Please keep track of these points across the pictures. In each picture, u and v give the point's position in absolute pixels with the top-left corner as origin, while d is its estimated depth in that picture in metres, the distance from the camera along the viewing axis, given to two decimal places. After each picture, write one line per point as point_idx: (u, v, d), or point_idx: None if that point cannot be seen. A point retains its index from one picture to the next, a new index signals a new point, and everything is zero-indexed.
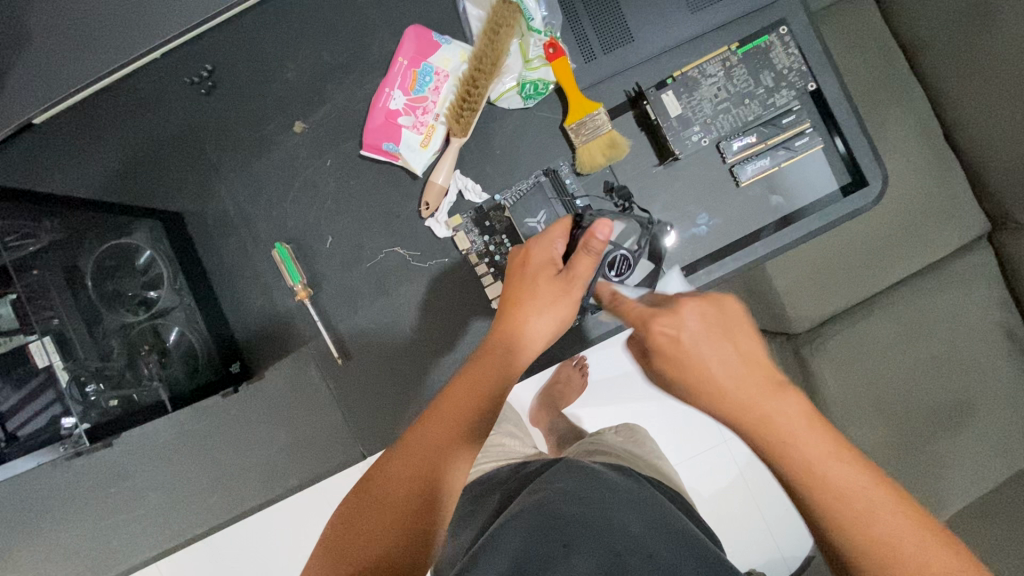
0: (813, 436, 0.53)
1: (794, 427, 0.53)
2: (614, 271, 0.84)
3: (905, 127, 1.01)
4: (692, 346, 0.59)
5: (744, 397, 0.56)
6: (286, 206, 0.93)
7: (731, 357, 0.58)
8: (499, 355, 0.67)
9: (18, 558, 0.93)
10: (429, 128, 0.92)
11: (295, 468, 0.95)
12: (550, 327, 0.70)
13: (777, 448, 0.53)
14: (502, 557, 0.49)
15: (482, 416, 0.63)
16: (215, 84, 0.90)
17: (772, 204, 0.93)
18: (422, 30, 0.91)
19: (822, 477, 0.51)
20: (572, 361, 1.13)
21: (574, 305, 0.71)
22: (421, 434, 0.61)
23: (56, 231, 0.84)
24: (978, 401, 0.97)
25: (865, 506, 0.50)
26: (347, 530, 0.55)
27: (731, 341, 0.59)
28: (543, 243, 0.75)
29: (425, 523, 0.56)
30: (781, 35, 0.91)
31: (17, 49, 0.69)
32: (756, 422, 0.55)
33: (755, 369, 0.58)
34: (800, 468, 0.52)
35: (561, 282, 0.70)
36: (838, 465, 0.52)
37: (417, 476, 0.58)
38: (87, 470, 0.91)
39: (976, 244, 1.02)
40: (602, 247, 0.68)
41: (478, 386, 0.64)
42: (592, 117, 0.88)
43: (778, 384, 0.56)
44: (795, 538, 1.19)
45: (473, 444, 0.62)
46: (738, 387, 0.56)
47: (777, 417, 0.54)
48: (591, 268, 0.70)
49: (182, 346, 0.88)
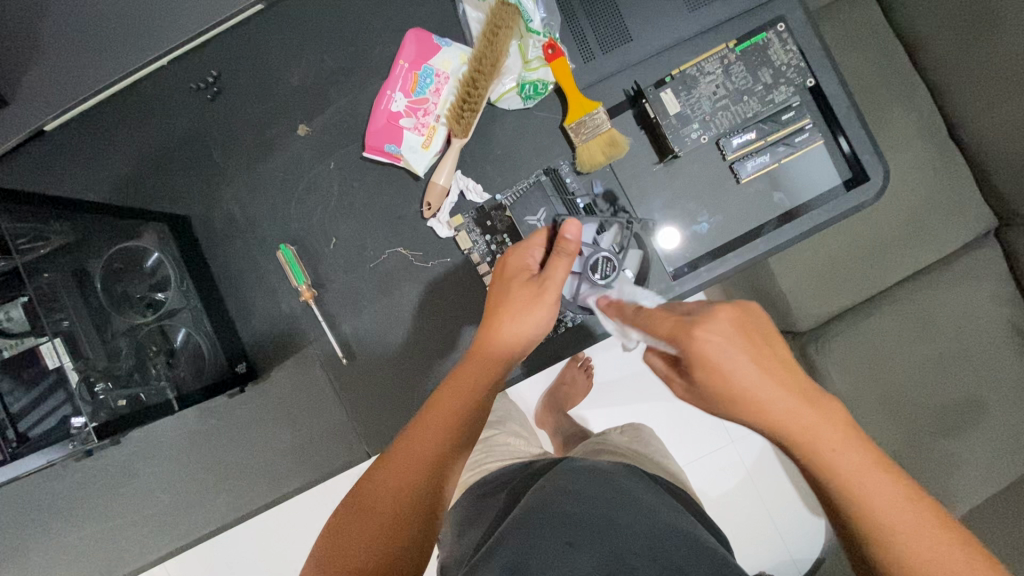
0: (854, 450, 0.54)
1: (832, 440, 0.53)
2: (599, 275, 0.83)
3: (908, 123, 1.01)
4: (728, 355, 0.55)
5: (785, 406, 0.55)
6: (290, 209, 0.95)
7: (775, 368, 0.56)
8: (482, 363, 0.67)
9: (30, 558, 0.94)
10: (430, 129, 0.93)
11: (301, 468, 0.96)
12: (529, 331, 0.69)
13: (825, 467, 0.54)
14: (504, 556, 0.49)
15: (468, 422, 0.63)
16: (221, 90, 0.92)
17: (775, 200, 0.93)
18: (423, 34, 0.92)
19: (865, 492, 0.52)
20: (577, 360, 1.16)
21: (551, 307, 0.69)
22: (405, 444, 0.61)
23: (66, 233, 0.82)
24: (988, 398, 0.96)
25: (904, 513, 0.51)
26: (343, 536, 0.56)
27: (767, 347, 0.57)
28: (519, 252, 0.75)
29: (412, 527, 0.57)
30: (779, 32, 0.91)
31: (30, 60, 0.71)
32: (797, 432, 0.54)
33: (795, 381, 0.56)
34: (840, 483, 0.53)
35: (535, 287, 0.70)
36: (875, 476, 0.53)
37: (402, 483, 0.59)
38: (98, 469, 0.93)
39: (983, 240, 1.02)
40: (574, 248, 0.71)
41: (461, 393, 0.64)
42: (592, 116, 0.88)
43: (815, 394, 0.56)
44: (805, 540, 1.18)
45: (461, 447, 0.62)
46: (788, 402, 0.54)
47: (819, 430, 0.54)
48: (567, 269, 0.70)
49: (189, 347, 0.90)
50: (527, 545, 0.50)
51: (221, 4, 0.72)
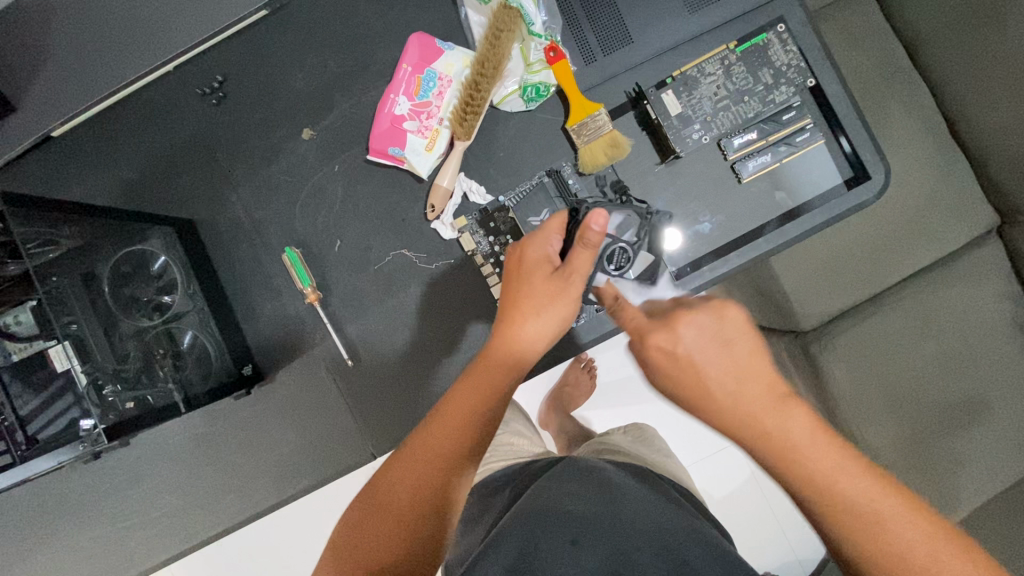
0: (825, 451, 0.54)
1: (799, 443, 0.54)
2: (612, 265, 0.87)
3: (908, 122, 1.01)
4: (687, 360, 0.59)
5: (748, 414, 0.56)
6: (295, 212, 0.95)
7: (735, 373, 0.58)
8: (502, 359, 0.67)
9: (37, 560, 0.95)
10: (434, 132, 0.94)
11: (307, 469, 0.97)
12: (552, 327, 0.69)
13: (797, 473, 0.54)
14: (506, 555, 0.49)
15: (487, 419, 0.63)
16: (226, 94, 0.93)
17: (776, 199, 0.93)
18: (426, 37, 0.93)
19: (841, 496, 0.52)
20: (580, 361, 1.15)
21: (573, 302, 0.69)
22: (419, 445, 0.61)
23: (75, 237, 0.83)
24: (991, 395, 0.96)
25: (877, 510, 0.51)
26: (352, 537, 0.58)
27: (732, 353, 0.58)
28: (538, 241, 0.74)
29: (420, 532, 0.57)
30: (779, 32, 0.92)
31: (36, 66, 0.72)
32: (761, 438, 0.55)
33: (758, 383, 0.57)
34: (813, 488, 0.53)
35: (558, 280, 0.69)
36: (845, 476, 0.53)
37: (413, 487, 0.59)
38: (106, 471, 0.94)
39: (986, 237, 1.02)
40: (598, 239, 0.67)
41: (481, 390, 0.64)
42: (594, 117, 0.89)
43: (776, 393, 0.57)
44: (810, 539, 1.18)
45: (479, 447, 0.62)
46: (747, 406, 0.56)
47: (784, 433, 0.55)
48: (588, 261, 0.69)
49: (197, 350, 0.90)
50: (529, 545, 0.50)
51: (226, 11, 0.73)
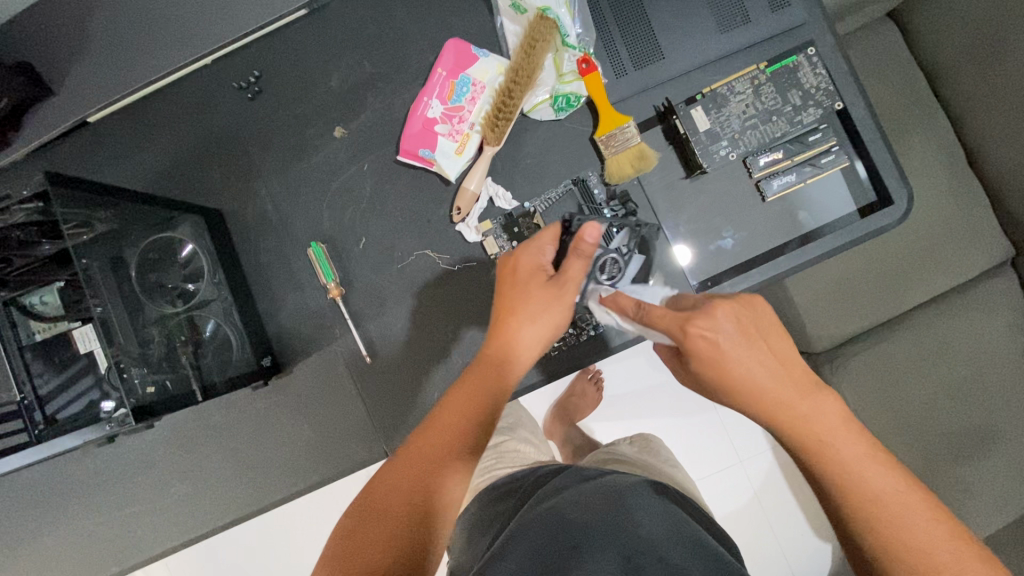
0: (849, 436, 0.58)
1: (808, 416, 0.59)
2: (606, 275, 0.83)
3: (929, 150, 1.03)
4: (726, 349, 0.61)
5: (773, 395, 0.60)
6: (322, 208, 0.96)
7: (772, 361, 0.62)
8: (498, 364, 0.69)
9: (44, 542, 0.95)
10: (465, 136, 0.95)
11: (319, 464, 0.96)
12: (546, 330, 0.71)
13: (822, 458, 0.58)
14: (521, 559, 0.50)
15: (479, 423, 0.65)
16: (261, 89, 0.94)
17: (798, 219, 0.94)
18: (462, 43, 0.95)
19: (860, 478, 0.56)
20: (588, 374, 1.17)
21: (568, 308, 0.73)
22: (414, 449, 0.63)
23: (109, 221, 0.83)
24: (1004, 425, 0.96)
25: (898, 507, 0.54)
26: (353, 537, 0.57)
27: (766, 342, 0.63)
28: (532, 250, 0.76)
29: (415, 532, 0.57)
30: (809, 56, 0.93)
31: (81, 55, 0.74)
32: (792, 420, 0.59)
33: (793, 373, 0.61)
34: (838, 469, 0.57)
35: (554, 287, 0.72)
36: (875, 469, 0.57)
37: (409, 485, 0.60)
38: (120, 455, 0.94)
39: (1001, 269, 1.03)
40: (592, 250, 0.73)
41: (473, 397, 0.67)
42: (623, 129, 0.91)
43: (814, 385, 0.61)
44: (811, 561, 1.18)
45: (471, 451, 0.64)
46: (779, 387, 0.60)
47: (815, 414, 0.59)
48: (583, 270, 0.73)
49: (218, 339, 0.91)
50: (538, 552, 0.50)
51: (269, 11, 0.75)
